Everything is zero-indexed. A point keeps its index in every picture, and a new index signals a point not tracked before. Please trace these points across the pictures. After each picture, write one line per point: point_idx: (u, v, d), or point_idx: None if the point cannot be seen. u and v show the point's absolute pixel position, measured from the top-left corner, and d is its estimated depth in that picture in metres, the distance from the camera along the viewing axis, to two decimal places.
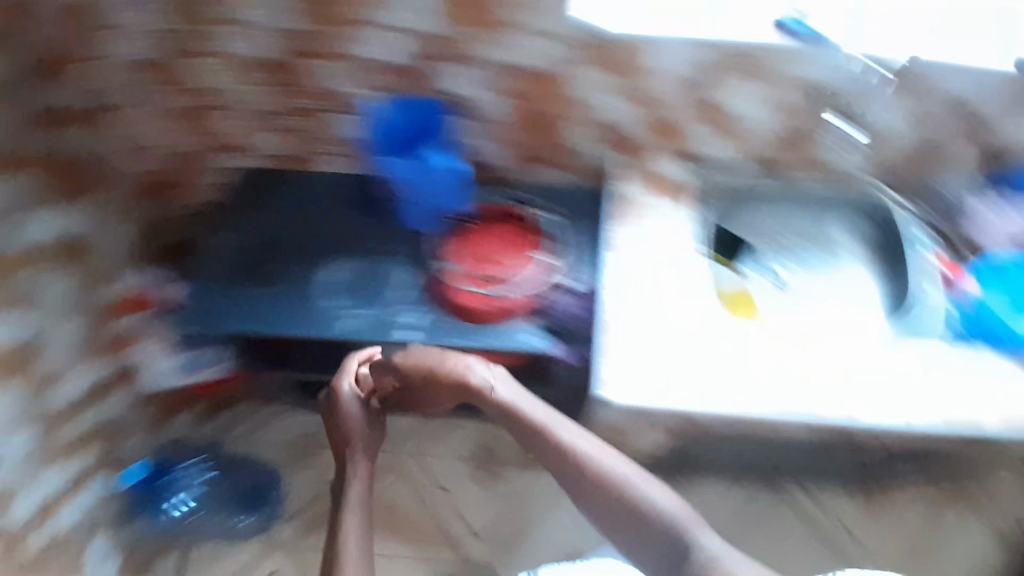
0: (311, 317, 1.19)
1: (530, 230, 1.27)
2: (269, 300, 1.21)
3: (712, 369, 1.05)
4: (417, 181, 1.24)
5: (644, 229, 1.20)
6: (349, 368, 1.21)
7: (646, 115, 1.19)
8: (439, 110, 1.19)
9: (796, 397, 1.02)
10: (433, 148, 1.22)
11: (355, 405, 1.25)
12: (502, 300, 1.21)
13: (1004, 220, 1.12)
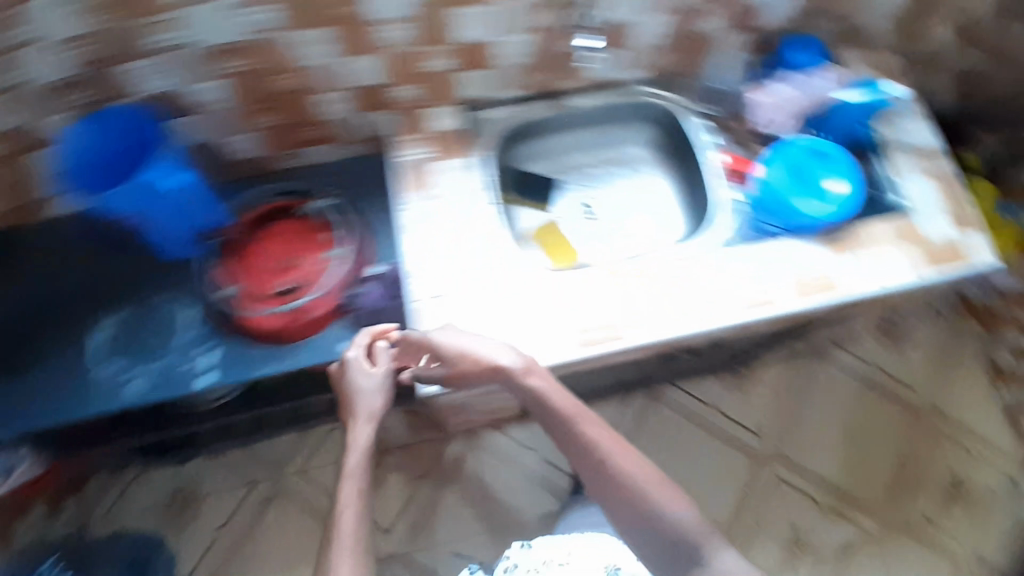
0: (88, 395, 1.01)
1: (316, 225, 1.08)
2: (25, 394, 1.01)
3: (575, 309, 1.00)
4: (151, 209, 0.98)
5: (429, 193, 1.08)
6: (363, 343, 1.00)
7: (396, 74, 1.01)
8: (145, 116, 0.95)
9: (667, 321, 0.98)
10: (155, 161, 0.95)
11: (378, 377, 0.99)
12: (302, 312, 1.02)
13: (777, 98, 1.08)
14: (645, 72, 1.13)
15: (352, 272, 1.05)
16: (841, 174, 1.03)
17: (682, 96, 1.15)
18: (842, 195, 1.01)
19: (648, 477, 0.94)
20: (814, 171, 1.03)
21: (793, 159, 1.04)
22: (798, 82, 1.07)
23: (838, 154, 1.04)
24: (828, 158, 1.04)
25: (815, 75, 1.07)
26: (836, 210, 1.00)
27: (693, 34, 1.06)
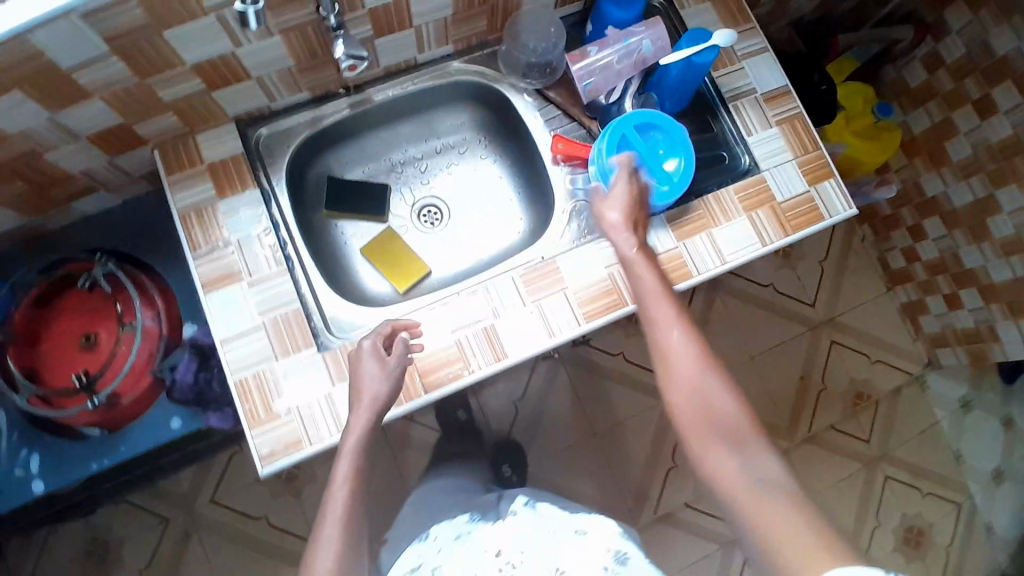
0: None
1: (111, 296, 0.95)
2: None
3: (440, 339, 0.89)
4: None
5: (220, 241, 0.89)
6: (381, 331, 0.85)
7: (131, 111, 0.83)
8: None
9: (549, 325, 0.89)
10: None
11: (395, 366, 0.82)
12: (119, 402, 0.93)
13: (599, 68, 0.94)
14: (450, 48, 0.97)
15: (165, 342, 0.95)
16: (669, 147, 0.91)
17: (490, 66, 0.99)
18: (672, 170, 0.90)
19: (698, 370, 0.76)
20: (642, 145, 0.92)
21: (621, 135, 0.92)
22: (619, 45, 0.92)
23: (664, 123, 0.91)
24: (655, 130, 0.93)
25: (636, 34, 0.91)
26: (669, 189, 0.89)
27: (490, 1, 0.90)
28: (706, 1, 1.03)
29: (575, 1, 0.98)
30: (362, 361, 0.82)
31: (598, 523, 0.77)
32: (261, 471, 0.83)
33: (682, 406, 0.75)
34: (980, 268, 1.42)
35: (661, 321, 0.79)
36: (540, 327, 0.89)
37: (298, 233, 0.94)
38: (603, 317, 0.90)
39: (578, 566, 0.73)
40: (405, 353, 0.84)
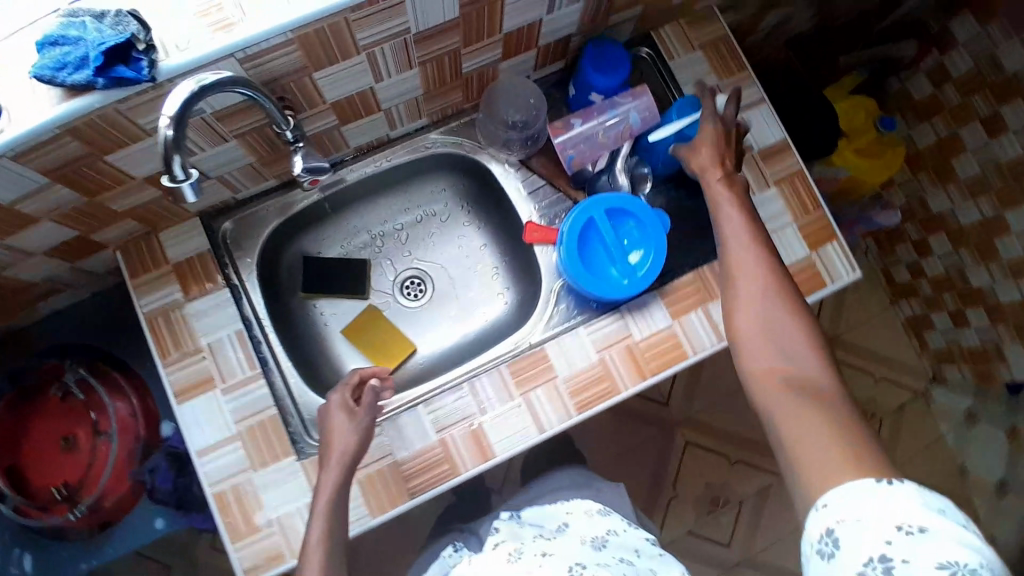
0: None
1: (85, 398, 0.91)
2: None
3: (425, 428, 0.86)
4: None
5: (191, 347, 0.84)
6: (349, 382, 0.83)
7: (85, 224, 0.77)
8: None
9: (537, 417, 0.86)
10: None
11: (364, 416, 0.81)
12: (102, 505, 0.90)
13: (584, 139, 0.90)
14: (426, 119, 0.91)
15: (141, 442, 0.92)
16: (636, 238, 0.88)
17: (469, 135, 0.94)
18: (636, 263, 0.87)
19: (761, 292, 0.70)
20: (611, 231, 0.88)
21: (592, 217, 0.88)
22: (606, 117, 0.89)
23: (638, 212, 0.87)
24: (627, 216, 0.89)
25: (625, 104, 0.88)
26: (629, 283, 0.86)
27: (462, 75, 0.83)
28: (696, 48, 0.96)
29: (553, 61, 0.91)
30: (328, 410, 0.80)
31: (581, 510, 0.89)
32: None
33: (738, 319, 0.70)
34: (988, 288, 1.33)
35: (733, 239, 0.74)
36: (529, 420, 0.86)
37: (272, 329, 0.89)
38: (595, 406, 0.86)
39: (564, 547, 0.78)
40: (376, 402, 0.82)
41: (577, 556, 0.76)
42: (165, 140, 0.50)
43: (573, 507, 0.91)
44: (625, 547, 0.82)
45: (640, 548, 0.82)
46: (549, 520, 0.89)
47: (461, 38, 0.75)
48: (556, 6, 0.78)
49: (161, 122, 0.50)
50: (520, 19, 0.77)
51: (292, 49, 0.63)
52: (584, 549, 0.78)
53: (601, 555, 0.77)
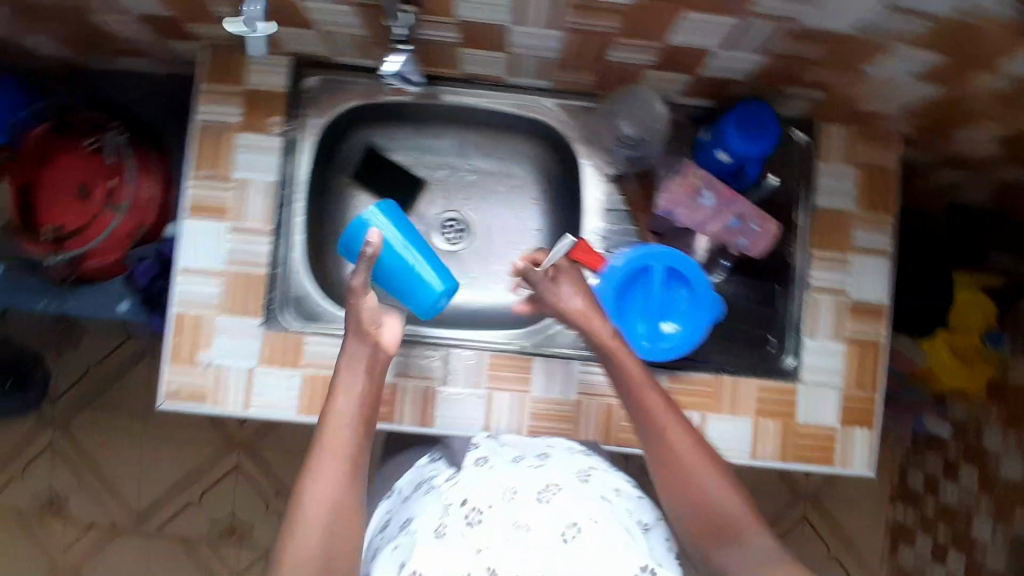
0: None
1: (112, 163, 0.92)
2: None
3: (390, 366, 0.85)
4: None
5: (222, 173, 0.83)
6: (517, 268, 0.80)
7: (183, 12, 0.75)
8: None
9: (490, 415, 0.86)
10: None
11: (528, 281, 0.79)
12: (83, 262, 0.92)
13: (692, 202, 0.84)
14: (545, 83, 0.85)
15: (145, 231, 0.93)
16: (682, 310, 0.81)
17: (580, 120, 0.87)
18: (665, 333, 0.81)
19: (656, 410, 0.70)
20: (660, 293, 0.81)
21: (651, 268, 0.81)
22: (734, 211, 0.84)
23: (694, 285, 0.80)
24: (682, 284, 0.81)
25: (751, 212, 0.84)
26: (648, 347, 0.80)
27: (601, 61, 0.76)
28: (851, 164, 0.86)
29: (703, 95, 0.83)
30: (390, 313, 0.76)
31: (562, 442, 0.83)
32: (161, 403, 0.83)
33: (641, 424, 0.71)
34: (981, 546, 1.21)
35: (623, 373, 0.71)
36: (482, 414, 0.86)
37: (303, 198, 0.88)
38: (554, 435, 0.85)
39: (551, 476, 0.74)
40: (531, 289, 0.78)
41: (562, 486, 0.72)
42: None
43: (555, 441, 0.85)
44: (605, 487, 0.76)
45: (621, 488, 0.77)
46: (530, 447, 0.82)
47: (618, 25, 0.68)
48: (732, 44, 0.70)
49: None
50: (687, 39, 0.69)
51: None
52: (574, 485, 0.73)
53: (581, 486, 0.73)
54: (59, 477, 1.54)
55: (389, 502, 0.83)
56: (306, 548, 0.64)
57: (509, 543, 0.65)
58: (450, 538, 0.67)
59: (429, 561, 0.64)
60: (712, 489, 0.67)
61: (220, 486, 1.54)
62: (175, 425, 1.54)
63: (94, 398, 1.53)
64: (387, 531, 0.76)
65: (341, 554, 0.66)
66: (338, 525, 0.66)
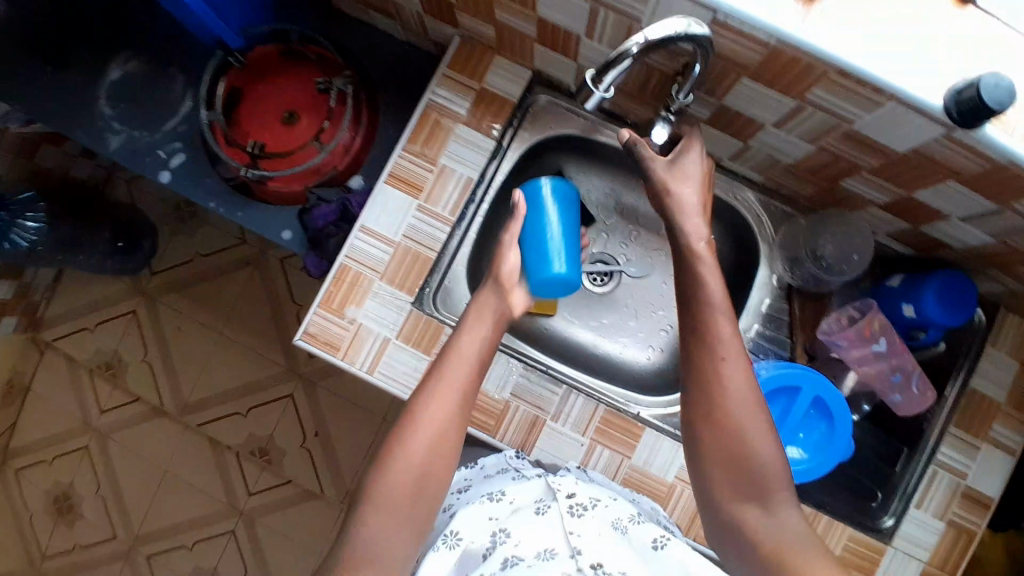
0: (82, 122, 1.00)
1: (328, 103, 0.96)
2: (40, 84, 1.00)
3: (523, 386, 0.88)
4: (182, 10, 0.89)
5: (432, 155, 0.87)
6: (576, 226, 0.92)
7: (467, 4, 0.79)
8: None
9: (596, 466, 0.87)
10: None
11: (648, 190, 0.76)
12: (269, 184, 0.96)
13: (864, 345, 0.86)
14: (756, 176, 0.87)
15: (334, 174, 0.97)
16: (812, 441, 0.84)
17: (773, 222, 0.90)
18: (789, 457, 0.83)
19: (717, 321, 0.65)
20: (797, 417, 0.84)
21: (798, 389, 0.84)
22: (897, 368, 0.86)
23: (836, 423, 0.83)
24: (821, 420, 0.84)
25: (915, 374, 0.86)
26: None
27: (829, 182, 0.78)
28: (1011, 357, 0.87)
29: (907, 244, 0.86)
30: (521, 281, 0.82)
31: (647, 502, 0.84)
32: (296, 338, 0.85)
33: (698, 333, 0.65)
34: None
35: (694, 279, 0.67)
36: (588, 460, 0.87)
37: (489, 199, 0.92)
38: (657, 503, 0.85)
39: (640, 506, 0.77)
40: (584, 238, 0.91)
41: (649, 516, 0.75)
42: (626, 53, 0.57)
43: (640, 496, 0.85)
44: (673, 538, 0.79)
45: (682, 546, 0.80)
46: (616, 491, 0.84)
47: (874, 164, 0.69)
48: (974, 219, 0.72)
49: (635, 37, 0.57)
50: (933, 195, 0.70)
51: (758, 51, 0.60)
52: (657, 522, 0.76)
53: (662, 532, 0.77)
54: (127, 344, 1.58)
55: (468, 472, 0.86)
56: (402, 464, 0.63)
57: (604, 539, 0.66)
58: (546, 517, 0.69)
59: (523, 529, 0.68)
60: (732, 377, 0.61)
61: (269, 408, 1.56)
62: (248, 337, 1.57)
63: (187, 285, 1.57)
64: (465, 496, 0.80)
65: (434, 477, 0.64)
66: (436, 452, 0.65)
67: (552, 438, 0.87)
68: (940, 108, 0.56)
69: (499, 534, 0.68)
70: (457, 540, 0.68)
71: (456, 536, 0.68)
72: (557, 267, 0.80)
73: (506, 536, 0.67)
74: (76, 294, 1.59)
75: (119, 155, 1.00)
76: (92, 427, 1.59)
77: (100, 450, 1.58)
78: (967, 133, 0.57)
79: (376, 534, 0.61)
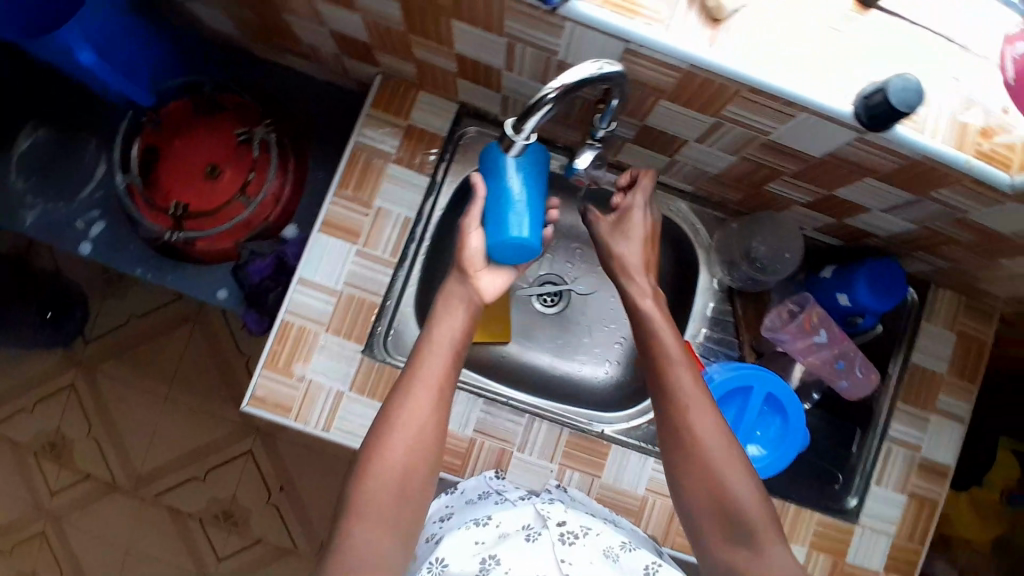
0: None
1: (251, 155, 0.94)
2: None
3: (486, 417, 0.87)
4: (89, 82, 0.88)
5: (365, 198, 0.85)
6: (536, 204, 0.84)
7: (382, 44, 0.78)
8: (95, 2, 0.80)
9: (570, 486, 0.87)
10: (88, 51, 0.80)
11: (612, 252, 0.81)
12: (196, 245, 0.92)
13: (806, 337, 0.89)
14: (688, 185, 0.89)
15: (266, 225, 0.94)
16: (770, 436, 0.86)
17: (708, 228, 0.92)
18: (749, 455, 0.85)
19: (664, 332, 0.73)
20: (753, 416, 0.85)
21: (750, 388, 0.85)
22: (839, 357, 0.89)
23: (789, 416, 0.85)
24: (776, 415, 0.86)
25: (857, 359, 0.89)
26: None
27: (756, 188, 0.80)
28: (947, 330, 0.91)
29: (836, 236, 0.90)
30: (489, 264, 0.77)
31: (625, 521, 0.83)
32: (244, 404, 0.81)
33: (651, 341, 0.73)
34: None
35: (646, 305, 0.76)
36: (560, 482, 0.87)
37: (433, 237, 0.90)
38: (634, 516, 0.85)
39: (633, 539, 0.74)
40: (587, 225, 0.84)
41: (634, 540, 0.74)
42: (545, 97, 0.58)
43: (619, 519, 0.83)
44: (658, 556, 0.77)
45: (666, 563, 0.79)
46: (595, 510, 0.82)
47: (794, 168, 0.72)
48: (894, 209, 0.75)
49: (551, 84, 0.58)
50: (855, 193, 0.73)
51: (673, 76, 0.61)
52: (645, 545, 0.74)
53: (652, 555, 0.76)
54: (68, 422, 1.49)
55: (448, 498, 0.81)
56: (385, 467, 0.63)
57: (594, 567, 0.66)
58: (539, 544, 0.68)
59: (514, 556, 0.66)
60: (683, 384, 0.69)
61: (229, 468, 1.50)
62: (196, 396, 1.50)
63: (127, 352, 1.50)
64: (448, 523, 0.75)
65: (414, 488, 0.64)
66: (414, 455, 0.65)
67: (520, 466, 0.87)
68: (850, 113, 0.58)
69: (488, 559, 0.66)
70: (443, 567, 0.66)
71: (443, 564, 0.66)
72: (517, 231, 0.72)
73: (496, 561, 0.65)
74: (7, 375, 1.49)
75: (34, 231, 0.94)
76: (42, 512, 1.49)
77: (55, 537, 1.48)
78: (878, 134, 0.60)
79: (366, 546, 0.61)
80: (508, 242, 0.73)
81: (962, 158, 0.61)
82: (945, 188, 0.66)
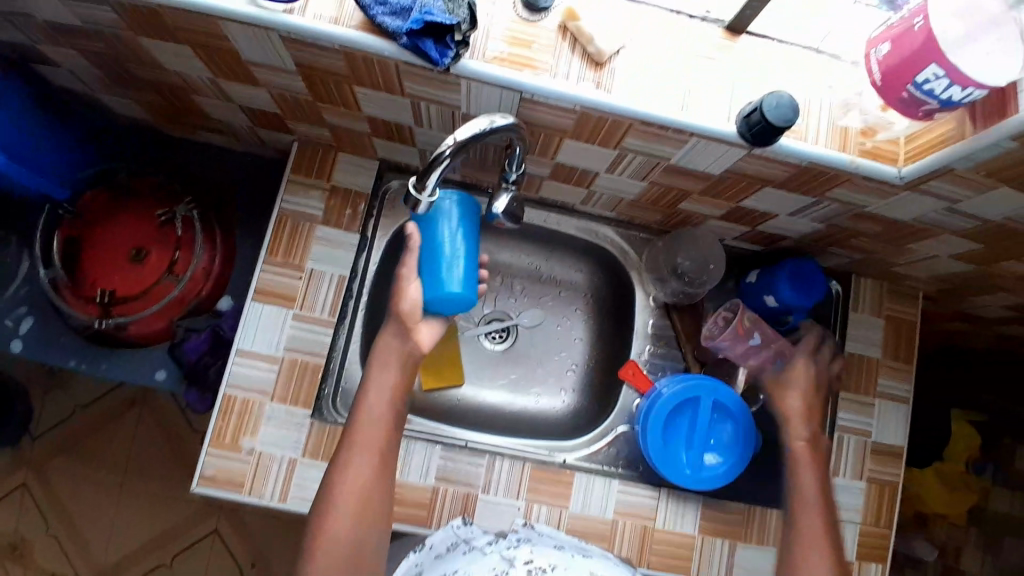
0: None
1: (175, 234, 0.94)
2: None
3: (446, 463, 0.87)
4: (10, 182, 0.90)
5: (297, 262, 0.86)
6: None
7: (292, 113, 0.79)
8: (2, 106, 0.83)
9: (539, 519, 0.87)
10: None
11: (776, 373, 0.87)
12: (129, 329, 0.90)
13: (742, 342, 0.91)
14: (611, 211, 0.93)
15: (199, 301, 0.93)
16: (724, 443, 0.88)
17: (636, 249, 0.97)
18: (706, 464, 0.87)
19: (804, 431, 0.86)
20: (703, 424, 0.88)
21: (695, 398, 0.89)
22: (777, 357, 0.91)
23: (739, 420, 0.88)
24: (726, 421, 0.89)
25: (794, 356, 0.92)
26: (691, 475, 0.86)
27: (672, 209, 0.85)
28: (874, 316, 0.96)
29: (755, 242, 0.94)
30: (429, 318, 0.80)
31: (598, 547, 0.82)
32: (193, 486, 0.79)
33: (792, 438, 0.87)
34: None
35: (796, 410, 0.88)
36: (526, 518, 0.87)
37: (371, 292, 0.91)
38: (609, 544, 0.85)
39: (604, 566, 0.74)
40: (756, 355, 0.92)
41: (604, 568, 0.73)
42: (442, 153, 0.61)
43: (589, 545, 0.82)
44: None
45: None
46: (567, 541, 0.82)
47: (700, 187, 0.76)
48: (799, 212, 0.79)
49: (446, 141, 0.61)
50: (761, 202, 0.78)
51: (570, 117, 0.64)
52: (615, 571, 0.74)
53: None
54: (19, 526, 1.41)
55: (416, 555, 0.80)
56: (333, 540, 0.65)
57: None
58: None
59: None
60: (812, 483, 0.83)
61: (195, 551, 1.43)
62: (152, 483, 1.44)
63: (76, 446, 1.44)
64: None
65: (365, 556, 0.67)
66: (361, 523, 0.67)
67: (485, 508, 0.87)
68: (734, 133, 0.62)
69: None
70: None
71: None
72: (453, 284, 0.76)
73: None
74: None
75: None
76: None
77: None
78: (763, 149, 0.64)
79: None
80: (445, 297, 0.76)
81: (844, 158, 0.65)
82: (840, 187, 0.71)
